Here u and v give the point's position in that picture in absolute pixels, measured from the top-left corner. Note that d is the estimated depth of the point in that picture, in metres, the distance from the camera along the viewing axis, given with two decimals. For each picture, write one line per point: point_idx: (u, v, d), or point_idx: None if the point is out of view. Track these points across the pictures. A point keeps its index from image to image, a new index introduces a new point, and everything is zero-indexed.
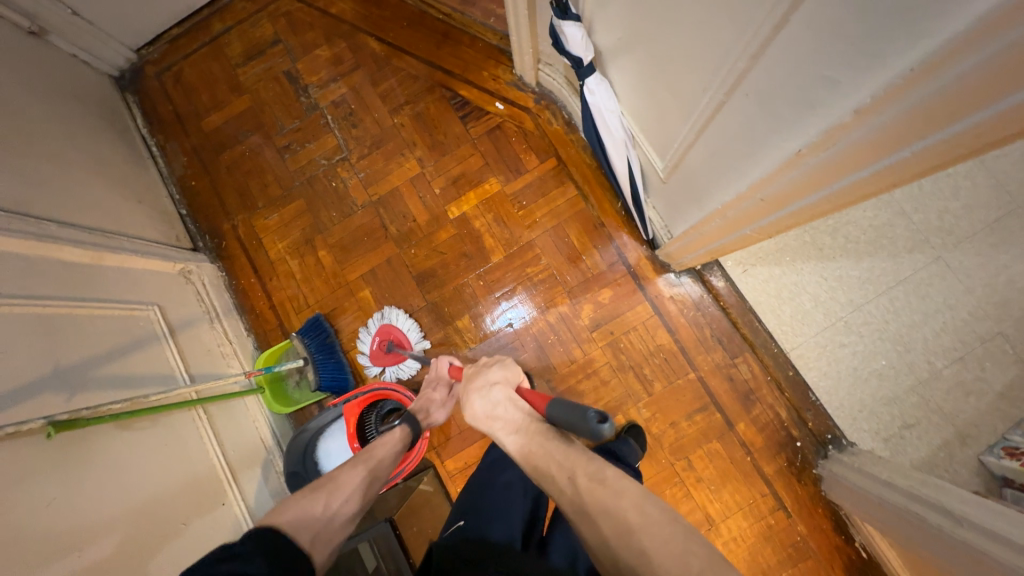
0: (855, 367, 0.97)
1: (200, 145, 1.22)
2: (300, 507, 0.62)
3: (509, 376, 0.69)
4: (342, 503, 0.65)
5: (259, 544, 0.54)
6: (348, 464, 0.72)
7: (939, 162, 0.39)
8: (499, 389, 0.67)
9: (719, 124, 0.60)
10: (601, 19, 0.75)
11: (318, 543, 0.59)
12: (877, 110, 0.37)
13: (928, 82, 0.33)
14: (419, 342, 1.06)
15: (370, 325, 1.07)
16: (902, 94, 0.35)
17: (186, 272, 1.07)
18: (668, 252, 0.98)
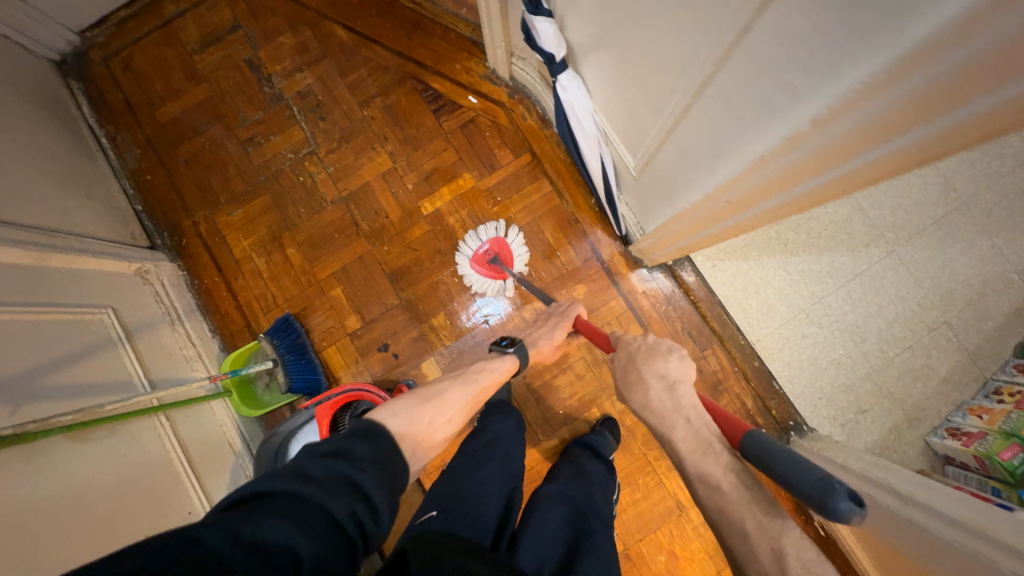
0: (815, 357, 1.02)
1: (155, 136, 1.15)
2: (412, 414, 0.67)
3: (689, 374, 0.66)
4: (443, 421, 0.71)
5: (373, 452, 0.54)
6: (458, 383, 0.76)
7: (901, 164, 0.40)
8: (681, 386, 0.64)
9: (686, 125, 0.61)
10: (572, 15, 0.75)
11: (416, 454, 0.65)
12: (835, 120, 0.39)
13: (886, 92, 0.34)
14: (521, 270, 1.08)
15: (483, 230, 1.08)
16: (857, 105, 0.36)
17: (143, 272, 1.02)
18: (641, 248, 1.00)
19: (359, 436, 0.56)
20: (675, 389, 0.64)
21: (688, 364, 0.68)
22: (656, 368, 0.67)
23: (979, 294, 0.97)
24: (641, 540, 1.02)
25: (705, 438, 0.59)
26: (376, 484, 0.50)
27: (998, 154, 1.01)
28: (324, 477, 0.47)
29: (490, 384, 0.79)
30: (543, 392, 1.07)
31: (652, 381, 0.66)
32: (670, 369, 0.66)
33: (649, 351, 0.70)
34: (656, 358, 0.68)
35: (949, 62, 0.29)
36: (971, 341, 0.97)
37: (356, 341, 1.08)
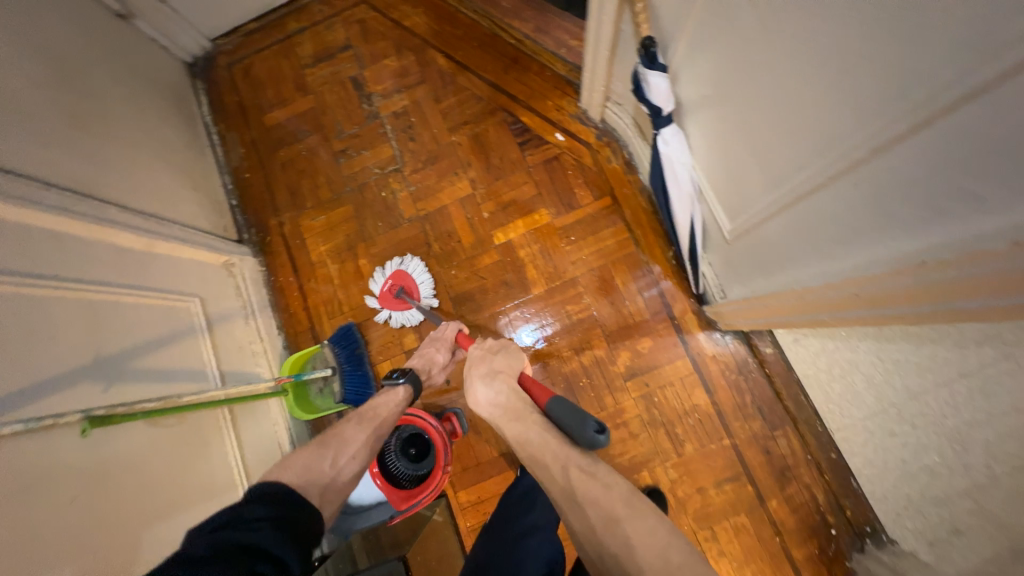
0: (903, 460, 0.83)
1: (259, 139, 1.23)
2: (307, 464, 0.67)
3: (512, 364, 0.77)
4: (347, 460, 0.71)
5: (270, 510, 0.55)
6: (352, 423, 0.77)
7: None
8: (501, 373, 0.76)
9: (809, 206, 0.57)
10: (687, 73, 0.73)
11: (326, 499, 0.64)
12: None
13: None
14: (428, 297, 1.08)
15: (380, 270, 1.09)
16: None
17: (229, 264, 1.08)
18: (719, 311, 0.95)
19: (251, 501, 0.56)
20: (494, 377, 0.75)
21: (512, 355, 0.80)
22: (481, 368, 0.77)
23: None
24: None
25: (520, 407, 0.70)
26: (276, 540, 0.51)
27: None
28: (214, 553, 0.47)
29: (387, 416, 0.80)
30: None
31: (478, 385, 0.75)
32: (493, 364, 0.77)
33: (484, 355, 0.80)
34: (484, 360, 0.78)
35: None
36: None
37: (409, 359, 1.09)
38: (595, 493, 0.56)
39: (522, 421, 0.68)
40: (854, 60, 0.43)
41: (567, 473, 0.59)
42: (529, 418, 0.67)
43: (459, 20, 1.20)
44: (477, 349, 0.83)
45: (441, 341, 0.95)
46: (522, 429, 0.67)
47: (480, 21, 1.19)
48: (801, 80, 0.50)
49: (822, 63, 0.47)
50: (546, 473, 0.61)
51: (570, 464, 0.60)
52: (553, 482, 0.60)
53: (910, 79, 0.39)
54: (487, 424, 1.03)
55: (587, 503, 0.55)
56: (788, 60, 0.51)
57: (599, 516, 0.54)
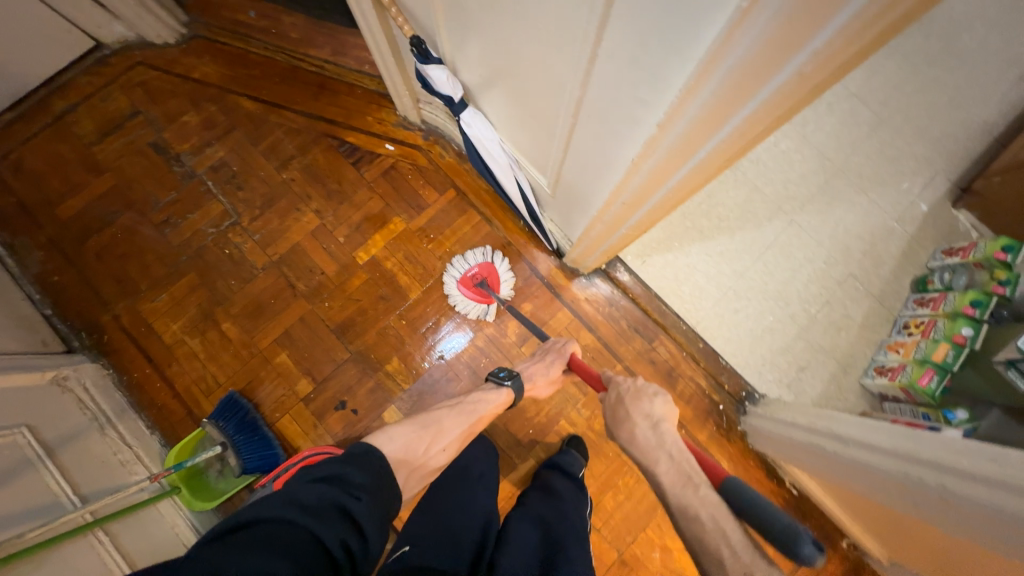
0: (751, 327, 1.12)
1: (59, 235, 1.09)
2: (410, 446, 0.73)
3: (672, 415, 0.71)
4: (438, 451, 0.77)
5: (368, 480, 0.58)
6: (454, 413, 0.82)
7: (747, 143, 0.45)
8: (665, 423, 0.70)
9: (576, 140, 0.66)
10: (461, 60, 0.80)
11: (409, 481, 0.73)
12: (674, 122, 0.43)
13: (699, 93, 0.38)
14: (507, 293, 1.10)
15: (472, 254, 1.09)
16: (685, 106, 0.41)
17: (60, 378, 0.94)
18: (573, 257, 1.05)
19: (361, 463, 0.60)
20: (659, 427, 0.69)
21: (671, 404, 0.74)
22: (642, 407, 0.73)
23: (869, 244, 1.14)
24: (633, 541, 1.02)
25: (686, 474, 0.62)
26: (370, 516, 0.54)
27: (855, 122, 1.20)
28: (317, 503, 0.51)
29: (486, 415, 0.85)
30: (509, 415, 1.07)
31: (638, 420, 0.72)
32: (655, 408, 0.72)
33: (635, 391, 0.76)
34: (644, 398, 0.74)
35: (735, 57, 0.33)
36: (874, 286, 1.12)
37: (310, 405, 1.04)
38: None
39: (690, 494, 0.60)
40: (543, 12, 0.52)
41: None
42: (699, 494, 0.59)
43: (253, 60, 1.18)
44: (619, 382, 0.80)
45: (559, 352, 0.93)
46: (692, 505, 0.59)
47: (274, 56, 1.18)
48: (528, 35, 0.59)
49: (530, 18, 0.55)
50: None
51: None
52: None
53: (572, 16, 0.48)
54: None
55: None
56: (514, 23, 0.59)
57: None
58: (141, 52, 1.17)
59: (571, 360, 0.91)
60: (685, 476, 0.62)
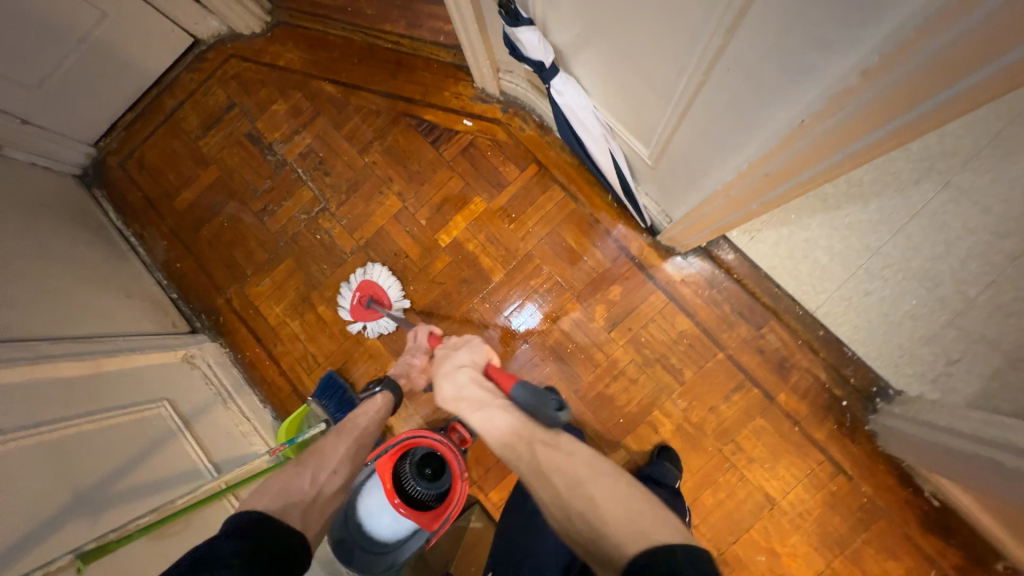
0: (887, 312, 0.95)
1: (177, 225, 1.19)
2: (287, 487, 0.71)
3: (476, 356, 0.79)
4: (328, 474, 0.75)
5: (241, 545, 0.57)
6: (330, 437, 0.81)
7: (994, 93, 0.35)
8: (464, 366, 0.77)
9: (702, 105, 0.57)
10: (553, 20, 0.72)
11: (310, 517, 0.69)
12: (893, 66, 0.34)
13: (964, 16, 0.29)
14: (399, 301, 1.07)
15: (351, 277, 1.08)
16: (921, 45, 0.32)
17: (189, 356, 1.05)
18: (671, 236, 0.95)
19: (238, 534, 0.58)
20: (458, 373, 0.75)
21: (477, 349, 0.81)
22: (444, 363, 0.79)
23: None
24: (735, 541, 0.96)
25: (479, 398, 0.70)
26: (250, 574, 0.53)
27: None
28: None
29: (367, 425, 0.84)
30: (598, 404, 1.02)
31: (443, 378, 0.77)
32: (459, 359, 0.78)
33: (448, 353, 0.82)
34: (447, 358, 0.79)
35: None
36: None
37: None
38: (562, 464, 0.59)
39: (484, 411, 0.68)
40: None
41: (533, 450, 0.62)
42: (491, 406, 0.69)
43: (332, 42, 1.17)
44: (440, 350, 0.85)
45: (414, 346, 0.94)
46: (487, 416, 0.68)
47: (352, 36, 1.16)
48: None
49: None
50: (514, 457, 0.63)
51: (536, 442, 0.62)
52: (519, 461, 0.62)
53: None
54: None
55: (553, 472, 0.59)
56: None
57: (564, 483, 0.57)
58: (233, 44, 1.21)
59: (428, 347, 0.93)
60: (479, 397, 0.70)
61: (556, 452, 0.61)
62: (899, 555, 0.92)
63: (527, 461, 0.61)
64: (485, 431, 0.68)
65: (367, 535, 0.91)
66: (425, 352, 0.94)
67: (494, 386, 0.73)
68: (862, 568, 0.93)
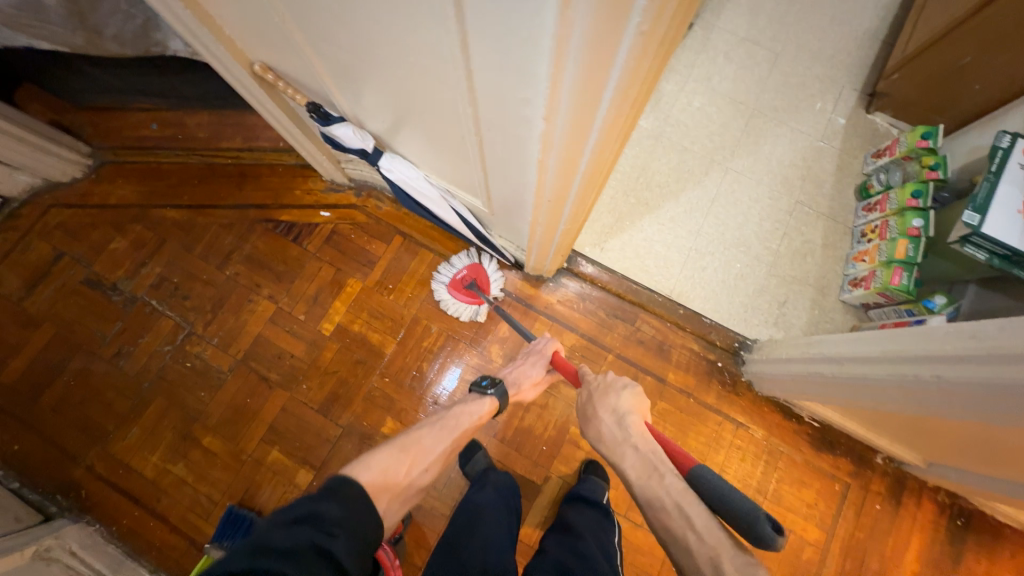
0: (722, 279, 1.13)
1: (9, 402, 1.03)
2: (387, 468, 0.67)
3: (638, 407, 0.75)
4: (420, 472, 0.72)
5: (345, 514, 0.53)
6: (434, 429, 0.78)
7: (629, 113, 0.46)
8: (630, 416, 0.74)
9: (488, 157, 0.67)
10: (363, 113, 0.81)
11: (392, 504, 0.66)
12: (556, 114, 0.44)
13: (563, 78, 0.39)
14: (497, 293, 1.08)
15: (459, 258, 1.08)
16: (557, 100, 0.42)
17: (44, 553, 0.87)
18: (533, 265, 1.05)
19: (338, 498, 0.55)
20: (624, 420, 0.73)
21: (637, 397, 0.77)
22: (608, 403, 0.76)
23: (804, 169, 1.19)
24: None
25: (651, 461, 0.65)
26: (349, 549, 0.50)
27: (753, 64, 1.26)
28: (291, 546, 0.45)
29: (469, 428, 0.80)
30: (519, 440, 1.04)
31: (603, 416, 0.75)
32: (621, 402, 0.76)
33: (604, 386, 0.80)
34: (609, 395, 0.77)
35: (577, 40, 0.35)
36: (821, 206, 1.16)
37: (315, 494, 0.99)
38: None
39: (655, 482, 0.62)
40: (414, 52, 0.54)
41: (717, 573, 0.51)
42: (663, 480, 0.62)
43: (167, 169, 1.16)
44: (591, 380, 0.82)
45: (539, 355, 0.95)
46: (654, 492, 0.61)
47: (187, 159, 1.17)
48: (405, 71, 0.60)
49: (402, 58, 0.57)
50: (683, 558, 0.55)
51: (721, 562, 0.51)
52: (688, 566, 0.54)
53: (437, 47, 0.49)
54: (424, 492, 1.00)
55: None
56: (392, 66, 0.60)
57: None
58: (51, 195, 1.14)
59: (555, 361, 0.93)
60: (650, 463, 0.64)
61: None
62: (807, 483, 1.03)
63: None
64: (650, 508, 0.61)
65: None
66: (545, 367, 0.94)
67: (664, 452, 0.66)
68: (785, 506, 1.02)
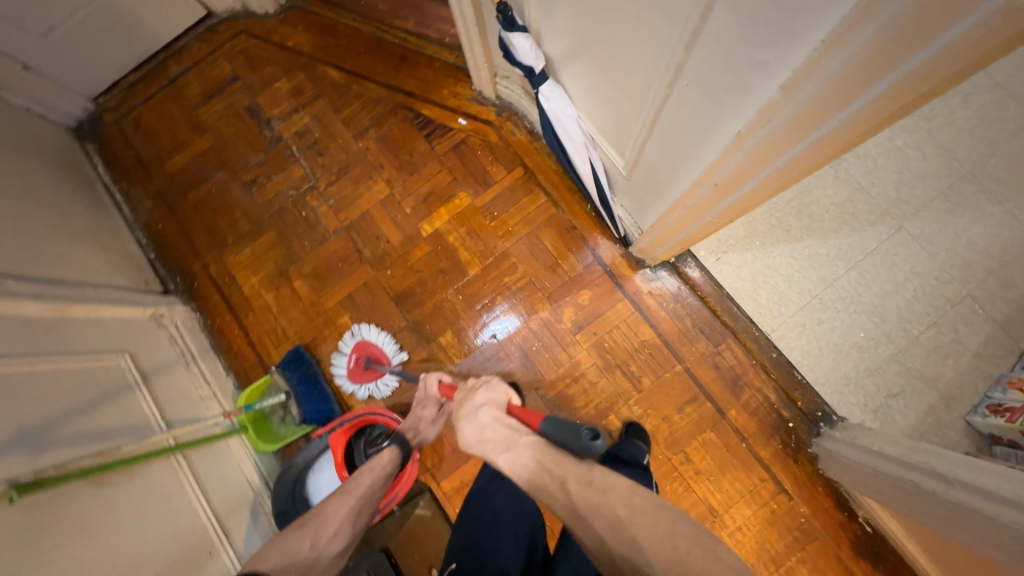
0: (836, 342, 1.00)
1: (164, 187, 1.21)
2: (286, 550, 0.64)
3: (493, 395, 0.70)
4: (329, 539, 0.68)
5: None
6: (334, 496, 0.74)
7: (882, 116, 0.39)
8: (483, 411, 0.67)
9: (666, 117, 0.61)
10: (546, 29, 0.77)
11: None
12: (803, 84, 0.38)
13: (881, 12, 0.30)
14: (396, 356, 1.06)
15: (344, 342, 1.07)
16: (821, 65, 0.36)
17: (158, 315, 1.05)
18: (641, 247, 0.99)
19: None
20: (478, 414, 0.67)
21: (493, 388, 0.71)
22: (464, 407, 0.70)
23: (999, 262, 0.98)
24: None
25: (507, 437, 0.63)
26: None
27: (995, 118, 1.03)
28: None
29: (372, 482, 0.77)
30: (556, 403, 1.05)
31: (463, 423, 0.68)
32: (475, 400, 0.70)
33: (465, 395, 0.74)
34: (465, 401, 0.71)
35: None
36: (999, 311, 0.97)
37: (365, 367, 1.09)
38: (592, 500, 0.54)
39: (517, 454, 0.62)
40: None
41: (566, 490, 0.56)
42: (521, 446, 0.62)
43: (342, 30, 1.22)
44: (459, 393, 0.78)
45: (424, 398, 0.91)
46: (517, 458, 0.61)
47: (361, 27, 1.21)
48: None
49: None
50: (546, 494, 0.58)
51: (568, 480, 0.56)
52: (553, 499, 0.57)
53: None
54: None
55: (589, 512, 0.53)
56: None
57: (605, 525, 0.52)
58: (245, 22, 1.25)
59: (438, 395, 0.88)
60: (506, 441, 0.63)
61: (591, 488, 0.55)
62: None
63: (562, 499, 0.56)
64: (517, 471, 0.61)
65: None
66: (435, 402, 0.90)
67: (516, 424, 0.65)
68: None
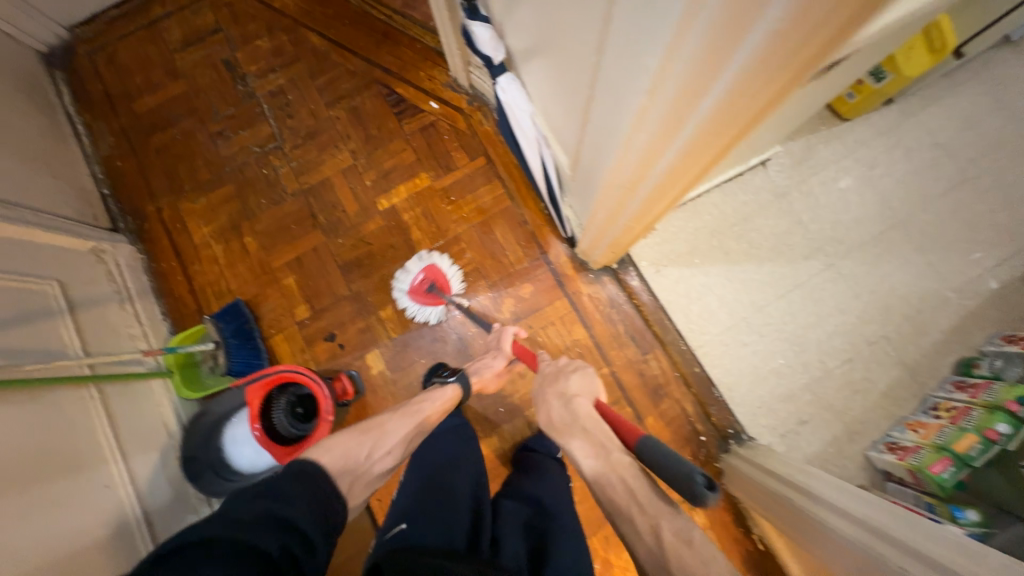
0: (755, 365, 1.04)
1: (129, 126, 1.21)
2: (348, 449, 0.74)
3: (587, 388, 0.75)
4: (382, 453, 0.78)
5: (302, 489, 0.61)
6: (397, 414, 0.83)
7: (731, 127, 0.42)
8: (578, 400, 0.73)
9: (591, 115, 0.64)
10: (508, 24, 0.80)
11: (355, 487, 0.73)
12: (660, 89, 0.41)
13: (693, 27, 0.34)
14: (459, 290, 1.09)
15: (412, 263, 1.08)
16: (668, 71, 0.39)
17: (99, 250, 1.05)
18: (583, 248, 1.02)
19: (292, 476, 0.63)
20: (572, 403, 0.73)
21: (588, 378, 0.77)
22: (558, 388, 0.76)
23: (915, 309, 1.03)
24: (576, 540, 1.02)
25: (599, 440, 0.66)
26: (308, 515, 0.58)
27: (933, 174, 1.08)
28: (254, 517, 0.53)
29: (432, 413, 0.85)
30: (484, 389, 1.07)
31: (554, 401, 0.75)
32: (570, 385, 0.76)
33: (557, 374, 0.80)
34: (560, 380, 0.77)
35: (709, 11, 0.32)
36: (908, 354, 1.02)
37: (303, 330, 1.10)
38: (691, 566, 0.49)
39: (603, 460, 0.64)
40: None
41: (659, 538, 0.54)
42: (612, 457, 0.63)
43: None
44: (549, 368, 0.82)
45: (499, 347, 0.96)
46: (604, 468, 0.63)
47: None
48: None
49: None
50: (629, 523, 0.57)
51: (662, 527, 0.54)
52: (638, 538, 0.56)
53: None
54: (384, 381, 1.08)
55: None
56: None
57: None
58: None
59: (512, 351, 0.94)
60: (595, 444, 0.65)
61: (688, 548, 0.51)
62: None
63: (650, 543, 0.54)
64: (599, 484, 0.63)
65: (223, 462, 0.96)
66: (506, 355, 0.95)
67: (610, 431, 0.67)
68: None
